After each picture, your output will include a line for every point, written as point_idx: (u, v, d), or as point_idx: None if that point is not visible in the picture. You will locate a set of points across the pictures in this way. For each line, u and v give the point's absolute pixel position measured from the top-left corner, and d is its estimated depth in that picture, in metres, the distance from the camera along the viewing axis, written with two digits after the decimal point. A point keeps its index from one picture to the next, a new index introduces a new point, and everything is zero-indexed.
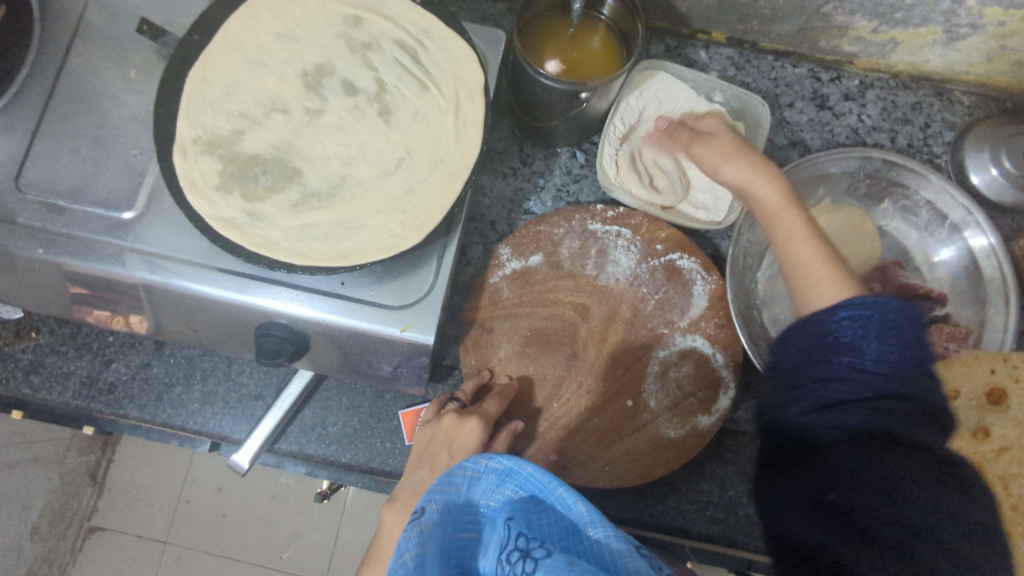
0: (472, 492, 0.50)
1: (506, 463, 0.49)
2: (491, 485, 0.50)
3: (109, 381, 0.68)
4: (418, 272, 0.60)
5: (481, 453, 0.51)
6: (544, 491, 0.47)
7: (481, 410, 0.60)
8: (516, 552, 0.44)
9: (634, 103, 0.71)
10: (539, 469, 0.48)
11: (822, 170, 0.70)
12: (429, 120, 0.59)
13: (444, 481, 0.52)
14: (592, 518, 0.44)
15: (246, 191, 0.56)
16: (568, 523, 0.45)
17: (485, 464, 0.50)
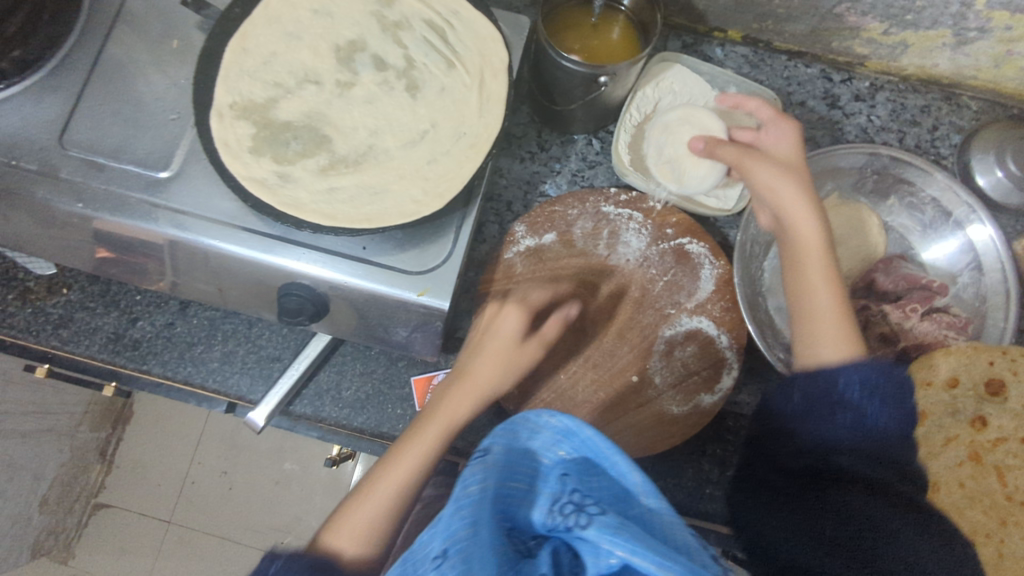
0: (530, 443, 0.50)
1: (569, 425, 0.48)
2: (548, 442, 0.49)
3: (134, 338, 0.70)
4: (437, 241, 0.62)
5: (543, 409, 0.50)
6: (599, 457, 0.47)
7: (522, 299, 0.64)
8: (569, 506, 0.44)
9: (650, 94, 0.74)
10: (600, 436, 0.47)
11: (831, 163, 0.72)
12: (453, 97, 0.62)
13: (503, 427, 0.51)
14: (647, 495, 0.45)
15: (277, 154, 0.59)
16: (619, 489, 0.46)
17: (544, 421, 0.50)
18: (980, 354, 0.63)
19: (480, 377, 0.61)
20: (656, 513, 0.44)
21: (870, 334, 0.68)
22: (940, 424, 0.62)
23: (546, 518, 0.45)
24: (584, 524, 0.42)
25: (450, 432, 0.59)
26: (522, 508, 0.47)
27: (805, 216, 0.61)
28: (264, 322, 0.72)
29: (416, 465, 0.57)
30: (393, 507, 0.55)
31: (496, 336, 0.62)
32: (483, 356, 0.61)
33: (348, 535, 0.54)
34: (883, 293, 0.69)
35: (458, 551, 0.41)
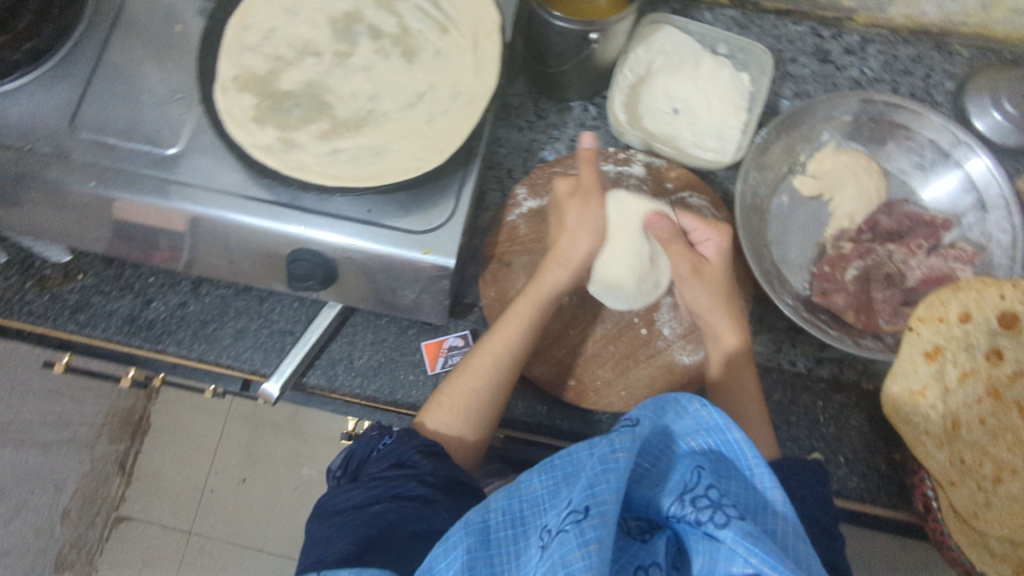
0: (671, 425, 0.46)
1: (720, 420, 0.43)
2: (688, 429, 0.45)
3: (149, 318, 0.72)
4: (441, 201, 0.63)
5: (697, 396, 0.45)
6: (741, 462, 0.42)
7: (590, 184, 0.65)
8: (704, 500, 0.39)
9: (642, 55, 0.76)
10: (749, 441, 0.42)
11: (826, 113, 0.74)
12: (449, 59, 0.64)
13: (650, 402, 0.47)
14: (788, 515, 0.40)
15: (279, 122, 0.61)
16: (756, 501, 0.41)
17: (695, 409, 0.45)
18: (989, 288, 0.62)
19: (573, 251, 0.64)
20: (789, 535, 0.39)
21: (876, 276, 0.67)
22: (954, 359, 0.62)
23: (672, 506, 0.41)
24: (719, 525, 0.38)
25: (540, 306, 0.62)
26: (639, 485, 0.45)
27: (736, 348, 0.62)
28: (276, 296, 0.73)
29: (507, 357, 0.60)
30: (491, 392, 0.60)
31: (579, 230, 0.65)
32: (569, 224, 0.66)
33: (451, 418, 0.59)
34: (886, 233, 0.69)
35: (600, 514, 0.39)
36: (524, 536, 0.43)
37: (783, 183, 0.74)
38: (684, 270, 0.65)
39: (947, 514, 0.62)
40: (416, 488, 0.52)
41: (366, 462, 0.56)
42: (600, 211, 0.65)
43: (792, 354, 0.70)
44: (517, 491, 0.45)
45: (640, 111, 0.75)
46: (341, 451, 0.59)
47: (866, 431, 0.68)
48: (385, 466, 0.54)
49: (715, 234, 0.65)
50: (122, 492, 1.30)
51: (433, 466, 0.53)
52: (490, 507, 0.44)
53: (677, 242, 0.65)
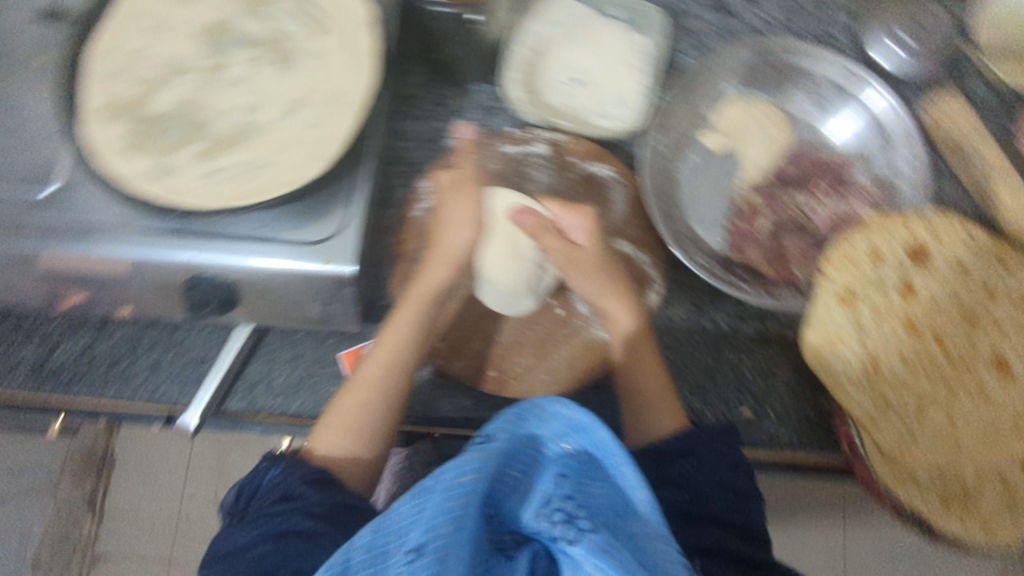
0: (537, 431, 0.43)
1: (582, 419, 0.42)
2: (555, 433, 0.43)
3: (56, 364, 0.69)
4: (334, 207, 0.61)
5: (560, 396, 0.43)
6: (608, 461, 0.40)
7: (461, 177, 0.67)
8: (559, 513, 0.38)
9: (535, 27, 0.73)
10: (613, 439, 0.40)
11: (722, 65, 0.73)
12: (325, 60, 0.61)
13: (510, 410, 0.44)
14: (651, 515, 0.38)
15: (152, 146, 0.57)
16: (621, 503, 0.39)
17: (558, 410, 0.43)
18: (898, 223, 0.65)
19: (448, 246, 0.65)
20: (655, 537, 0.37)
21: (789, 224, 0.68)
22: (870, 300, 0.64)
23: (535, 520, 0.39)
24: (571, 541, 0.37)
25: (420, 305, 0.60)
26: (509, 499, 0.41)
27: (625, 316, 0.61)
28: (186, 326, 0.71)
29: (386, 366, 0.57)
30: (374, 404, 0.56)
31: (459, 225, 0.65)
32: (446, 223, 0.66)
33: (336, 438, 0.56)
34: (793, 180, 0.70)
35: (439, 550, 0.36)
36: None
37: (690, 141, 0.73)
38: (558, 260, 0.64)
39: (873, 452, 0.62)
40: (302, 521, 0.49)
41: (255, 496, 0.54)
42: (472, 207, 0.66)
43: (713, 313, 0.69)
44: (382, 522, 0.38)
45: (540, 86, 0.72)
46: (231, 487, 0.56)
47: (793, 381, 0.68)
48: (271, 501, 0.52)
49: (580, 217, 0.65)
50: (94, 529, 1.31)
51: (320, 496, 0.51)
52: (352, 544, 0.37)
53: (548, 236, 0.65)
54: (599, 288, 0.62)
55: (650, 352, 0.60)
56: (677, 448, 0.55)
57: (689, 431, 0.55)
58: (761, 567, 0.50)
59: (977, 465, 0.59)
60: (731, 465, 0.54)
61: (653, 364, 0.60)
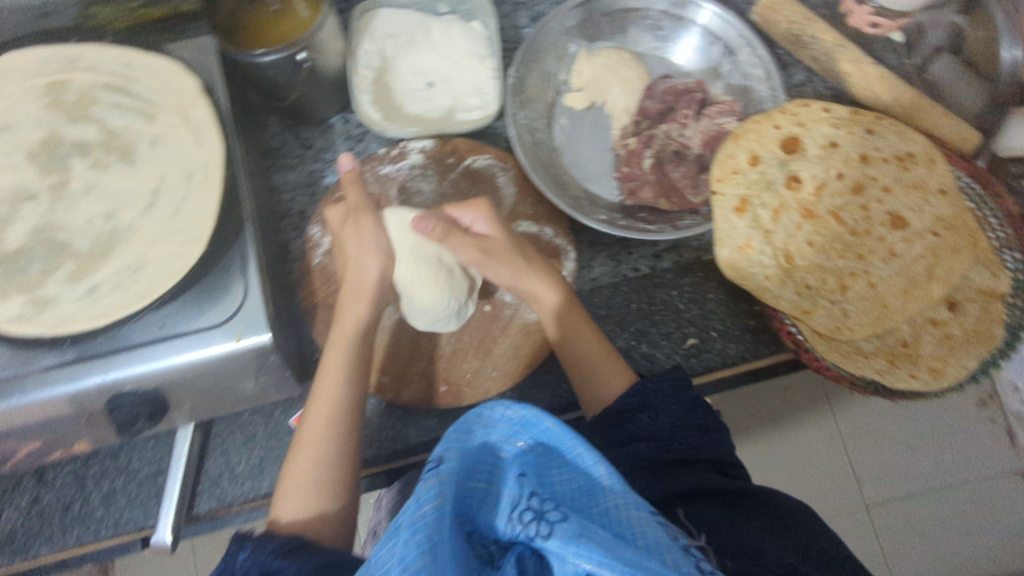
0: (486, 439, 0.42)
1: (528, 414, 0.42)
2: (505, 434, 0.42)
3: (7, 531, 0.66)
4: (229, 282, 0.59)
5: (499, 399, 0.43)
6: (563, 447, 0.41)
7: (355, 202, 0.62)
8: (529, 513, 0.36)
9: (371, 47, 0.73)
10: (560, 424, 0.41)
11: (561, 27, 0.74)
12: (168, 143, 0.60)
13: (454, 427, 0.42)
14: (616, 486, 0.38)
15: (21, 284, 0.56)
16: (586, 484, 0.39)
17: (502, 413, 0.42)
18: (765, 122, 0.68)
19: (360, 278, 0.61)
20: (626, 506, 0.37)
21: (667, 155, 0.69)
22: (762, 202, 0.67)
23: (510, 529, 0.37)
24: (546, 536, 0.35)
25: (349, 353, 0.58)
26: (481, 513, 0.39)
27: (552, 295, 0.61)
28: (128, 446, 0.69)
29: (329, 420, 0.55)
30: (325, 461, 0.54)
31: (361, 256, 0.62)
32: (354, 255, 0.62)
33: (297, 507, 0.53)
34: (658, 114, 0.71)
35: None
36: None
37: (556, 107, 0.74)
38: (475, 260, 0.60)
39: (813, 340, 0.63)
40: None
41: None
42: (378, 231, 0.62)
43: (633, 260, 0.71)
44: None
45: (396, 100, 0.73)
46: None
47: (723, 297, 0.70)
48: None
49: (475, 214, 0.62)
50: None
51: (299, 563, 0.47)
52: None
53: (456, 235, 0.60)
54: (522, 277, 0.61)
55: (586, 323, 0.61)
56: (632, 405, 0.55)
57: (638, 385, 0.57)
58: (735, 492, 0.51)
59: (906, 316, 0.65)
60: (684, 406, 0.55)
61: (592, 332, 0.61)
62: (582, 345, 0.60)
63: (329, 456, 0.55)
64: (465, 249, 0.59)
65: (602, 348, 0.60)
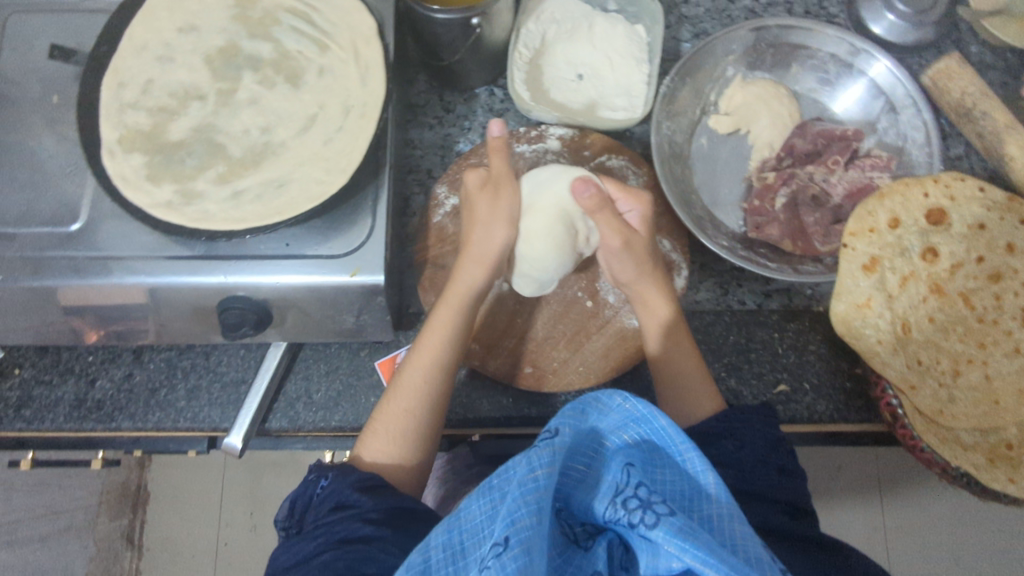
0: (597, 425, 0.46)
1: (643, 411, 0.44)
2: (615, 425, 0.45)
3: (97, 398, 0.70)
4: (358, 219, 0.62)
5: (617, 391, 0.46)
6: (671, 449, 0.43)
7: (500, 172, 0.64)
8: (635, 500, 0.40)
9: (534, 28, 0.74)
10: (675, 427, 0.43)
11: (724, 49, 0.73)
12: (334, 75, 0.63)
13: (571, 406, 0.46)
14: (721, 496, 0.41)
15: (175, 174, 0.59)
16: (689, 487, 0.42)
17: (618, 404, 0.46)
18: (915, 186, 0.63)
19: (485, 244, 0.63)
20: (725, 516, 0.40)
21: (804, 199, 0.68)
22: (893, 266, 0.64)
23: (607, 510, 0.41)
24: (650, 525, 0.38)
25: (460, 313, 0.62)
26: (578, 490, 0.44)
27: (662, 307, 0.62)
28: (220, 348, 0.72)
29: (436, 374, 0.61)
30: (425, 411, 0.60)
31: (491, 223, 0.64)
32: (482, 220, 0.64)
33: (388, 448, 0.59)
34: (803, 155, 0.69)
35: (520, 542, 0.37)
36: (465, 569, 0.40)
37: (699, 127, 0.74)
38: (615, 244, 0.60)
39: (915, 417, 0.62)
40: (361, 527, 0.52)
41: (309, 508, 0.57)
42: (514, 204, 0.64)
43: (739, 293, 0.70)
44: (457, 521, 0.42)
45: (545, 85, 0.74)
46: (284, 501, 0.59)
47: (825, 353, 0.69)
48: (326, 510, 0.55)
49: (637, 206, 0.64)
50: (135, 564, 1.31)
51: (374, 502, 0.54)
52: (429, 544, 0.41)
53: (607, 211, 0.60)
54: (637, 281, 0.62)
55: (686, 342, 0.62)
56: (720, 429, 0.56)
57: (730, 411, 0.57)
58: (816, 541, 0.49)
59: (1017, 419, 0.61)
60: (772, 444, 0.54)
61: (689, 352, 0.62)
62: (681, 361, 0.61)
63: (426, 408, 0.60)
64: (611, 229, 0.60)
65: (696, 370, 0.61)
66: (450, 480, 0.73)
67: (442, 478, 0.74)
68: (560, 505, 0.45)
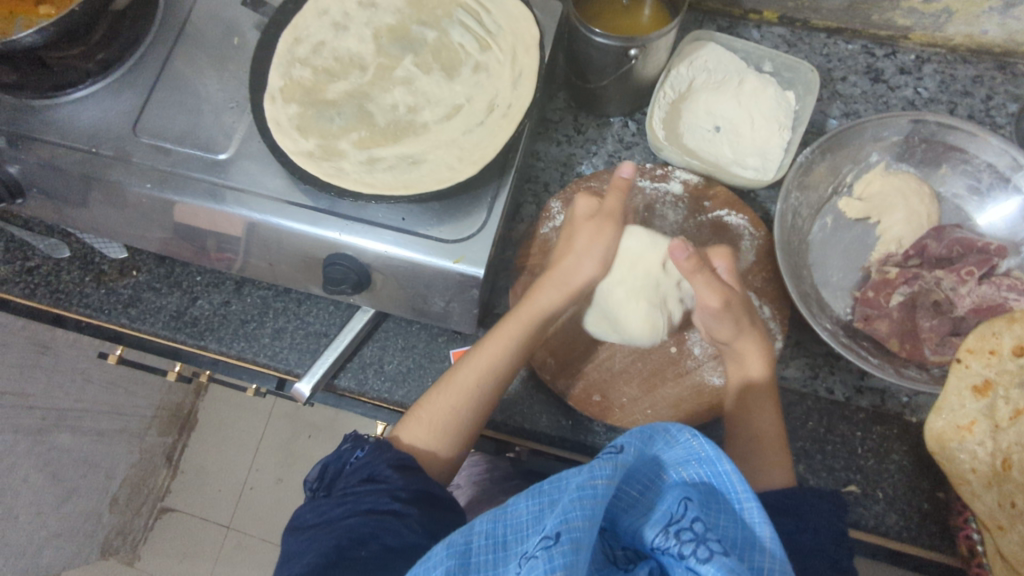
0: (660, 454, 0.45)
1: (710, 451, 0.43)
2: (677, 459, 0.44)
3: (194, 316, 0.75)
4: (473, 211, 0.64)
5: (687, 425, 0.45)
6: (731, 495, 0.42)
7: (610, 211, 0.66)
8: (687, 533, 0.39)
9: (685, 72, 0.75)
10: (739, 474, 0.41)
11: (874, 134, 0.72)
12: (488, 74, 0.66)
13: (639, 429, 0.46)
14: (776, 552, 0.39)
15: (322, 130, 0.63)
16: (743, 537, 0.40)
17: (685, 438, 0.44)
18: None
19: (573, 275, 0.66)
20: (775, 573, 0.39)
21: (924, 302, 0.64)
22: (1010, 396, 0.57)
23: (656, 537, 0.42)
24: (701, 559, 0.38)
25: (529, 329, 0.64)
26: (626, 514, 0.44)
27: (756, 369, 0.62)
28: (313, 299, 0.76)
29: (490, 381, 0.62)
30: (470, 411, 0.61)
31: (584, 255, 0.66)
32: (575, 250, 0.66)
33: (427, 436, 0.60)
34: (934, 259, 0.66)
35: (571, 541, 0.38)
36: (504, 561, 0.41)
37: (828, 204, 0.73)
38: (714, 304, 0.61)
39: (992, 558, 0.56)
40: (389, 503, 0.54)
41: (339, 475, 0.58)
42: (611, 242, 0.66)
43: (830, 381, 0.68)
44: (503, 515, 0.44)
45: (680, 129, 0.74)
46: (317, 464, 0.61)
47: (908, 466, 0.65)
48: (356, 480, 0.56)
49: (722, 261, 0.65)
50: (166, 483, 1.53)
51: (405, 481, 0.55)
52: (474, 529, 0.43)
53: (702, 273, 0.62)
54: (732, 341, 0.62)
55: (772, 407, 0.61)
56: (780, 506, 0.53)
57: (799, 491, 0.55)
58: None
59: None
60: (834, 536, 0.52)
61: (767, 417, 0.61)
62: (758, 423, 0.61)
63: (471, 403, 0.61)
64: (710, 290, 0.61)
65: (774, 436, 0.60)
66: (486, 485, 0.73)
67: (476, 482, 0.75)
68: (606, 524, 0.46)
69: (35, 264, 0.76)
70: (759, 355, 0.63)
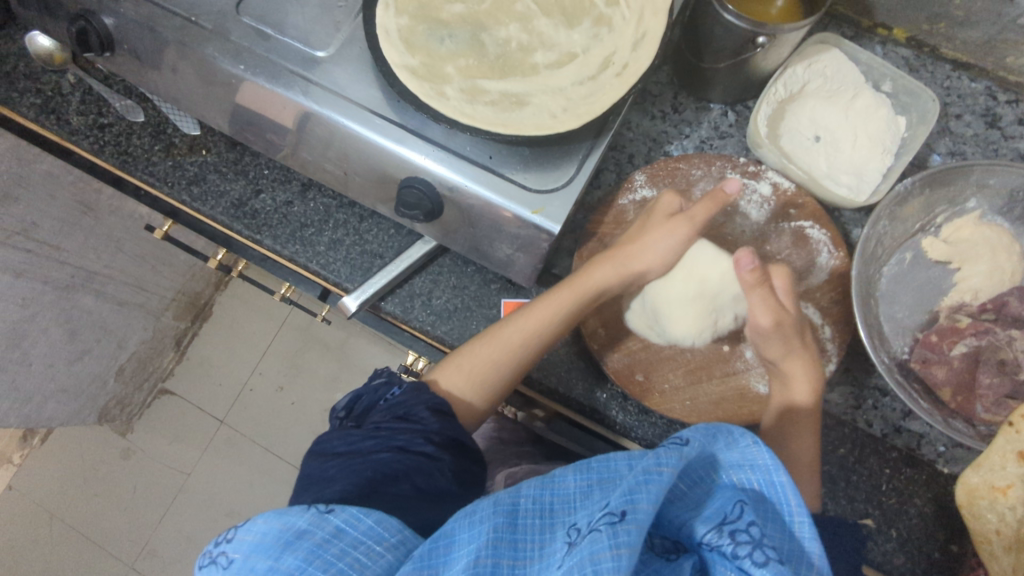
0: (718, 453, 0.45)
1: (769, 462, 0.42)
2: (734, 462, 0.44)
3: (255, 208, 0.75)
4: (563, 165, 0.62)
5: (751, 431, 0.44)
6: (784, 508, 0.41)
7: (689, 217, 0.66)
8: (745, 537, 0.39)
9: (801, 72, 0.71)
10: (795, 487, 0.41)
11: (979, 179, 0.69)
12: (610, 30, 0.63)
13: (703, 426, 0.45)
14: (824, 569, 0.39)
15: (430, 49, 0.61)
16: (793, 548, 0.40)
17: (746, 444, 0.43)
18: None
19: (631, 263, 0.66)
20: None
21: (988, 359, 0.62)
22: None
23: (708, 534, 0.42)
24: (756, 563, 0.38)
25: (580, 303, 0.64)
26: (673, 507, 0.45)
27: (801, 395, 0.62)
28: (377, 218, 0.75)
29: (534, 343, 0.62)
30: (509, 367, 0.61)
31: (649, 246, 0.66)
32: (646, 241, 0.66)
33: (463, 382, 0.61)
34: (1011, 318, 0.63)
35: (636, 521, 0.37)
36: (551, 527, 0.43)
37: (911, 240, 0.71)
38: (765, 323, 0.62)
39: None
40: (422, 440, 0.54)
41: (372, 409, 0.59)
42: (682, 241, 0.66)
43: (870, 415, 0.67)
44: (551, 484, 0.45)
45: (780, 130, 0.72)
46: (346, 394, 0.62)
47: (928, 514, 0.65)
48: (390, 417, 0.56)
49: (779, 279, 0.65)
50: (172, 365, 1.54)
51: (439, 426, 0.56)
52: (522, 492, 0.44)
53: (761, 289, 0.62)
54: (786, 364, 0.62)
55: (807, 432, 0.62)
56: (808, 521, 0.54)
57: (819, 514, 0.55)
58: None
59: None
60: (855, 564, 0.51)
61: (805, 443, 0.61)
62: (797, 447, 0.61)
63: (511, 359, 0.61)
64: (763, 308, 0.62)
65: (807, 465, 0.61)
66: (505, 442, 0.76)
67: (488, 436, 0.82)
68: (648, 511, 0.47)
69: (108, 122, 0.76)
70: (806, 382, 0.62)
